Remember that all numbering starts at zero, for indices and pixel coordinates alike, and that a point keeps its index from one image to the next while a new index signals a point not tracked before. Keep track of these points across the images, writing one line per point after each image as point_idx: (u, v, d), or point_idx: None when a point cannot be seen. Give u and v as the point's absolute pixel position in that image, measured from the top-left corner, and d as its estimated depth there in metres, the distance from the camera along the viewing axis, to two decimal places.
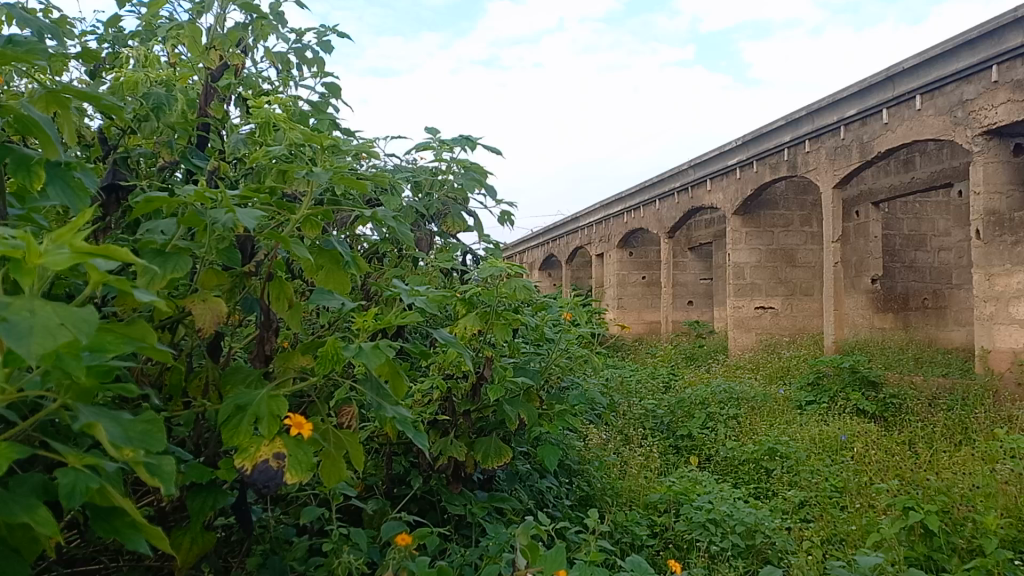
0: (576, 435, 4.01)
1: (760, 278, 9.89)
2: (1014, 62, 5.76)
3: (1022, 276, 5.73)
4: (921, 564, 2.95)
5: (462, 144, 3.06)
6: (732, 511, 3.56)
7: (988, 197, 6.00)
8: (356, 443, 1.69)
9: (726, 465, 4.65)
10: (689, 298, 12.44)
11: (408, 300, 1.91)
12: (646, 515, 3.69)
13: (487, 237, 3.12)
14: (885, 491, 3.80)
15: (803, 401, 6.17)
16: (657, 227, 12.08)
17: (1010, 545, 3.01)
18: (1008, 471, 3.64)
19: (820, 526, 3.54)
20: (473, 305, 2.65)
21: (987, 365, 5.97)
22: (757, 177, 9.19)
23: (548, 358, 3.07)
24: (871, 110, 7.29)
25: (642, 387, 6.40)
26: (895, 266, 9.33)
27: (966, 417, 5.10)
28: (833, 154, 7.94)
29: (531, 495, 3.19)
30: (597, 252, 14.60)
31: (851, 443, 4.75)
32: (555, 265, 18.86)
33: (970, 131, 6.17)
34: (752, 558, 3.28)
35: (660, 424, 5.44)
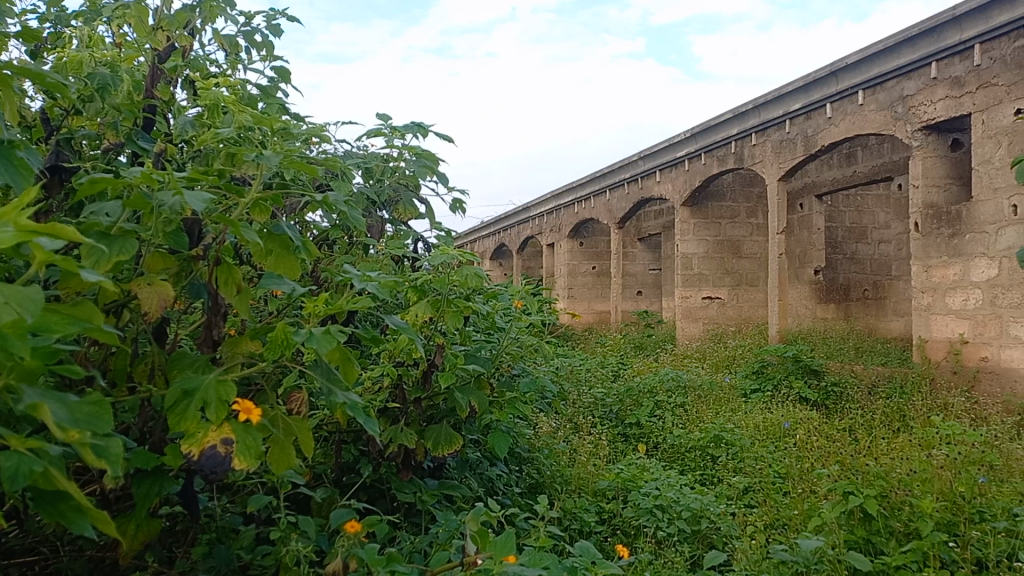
0: (526, 422, 4.03)
1: (707, 269, 10.03)
2: (952, 59, 5.93)
3: (958, 268, 5.89)
4: (861, 547, 3.03)
5: (415, 131, 3.04)
6: (679, 497, 3.62)
7: (926, 190, 6.19)
8: (305, 430, 1.68)
9: (673, 452, 4.72)
10: (638, 288, 12.56)
11: (360, 285, 1.90)
12: (594, 502, 3.73)
13: (439, 224, 3.11)
14: (826, 476, 3.89)
15: (748, 389, 6.29)
16: (607, 217, 12.16)
17: (945, 528, 3.10)
18: (943, 456, 3.74)
19: (764, 511, 3.63)
20: (424, 292, 2.65)
21: (924, 354, 6.16)
22: (705, 169, 9.31)
23: (500, 345, 3.07)
24: (815, 104, 7.44)
25: (592, 376, 6.45)
26: (838, 258, 9.53)
27: (903, 404, 5.26)
28: (778, 147, 8.08)
29: (481, 483, 3.20)
30: (548, 242, 14.64)
31: (794, 430, 4.85)
32: (506, 254, 18.84)
33: (910, 126, 6.34)
34: (698, 542, 3.36)
35: (609, 412, 5.50)
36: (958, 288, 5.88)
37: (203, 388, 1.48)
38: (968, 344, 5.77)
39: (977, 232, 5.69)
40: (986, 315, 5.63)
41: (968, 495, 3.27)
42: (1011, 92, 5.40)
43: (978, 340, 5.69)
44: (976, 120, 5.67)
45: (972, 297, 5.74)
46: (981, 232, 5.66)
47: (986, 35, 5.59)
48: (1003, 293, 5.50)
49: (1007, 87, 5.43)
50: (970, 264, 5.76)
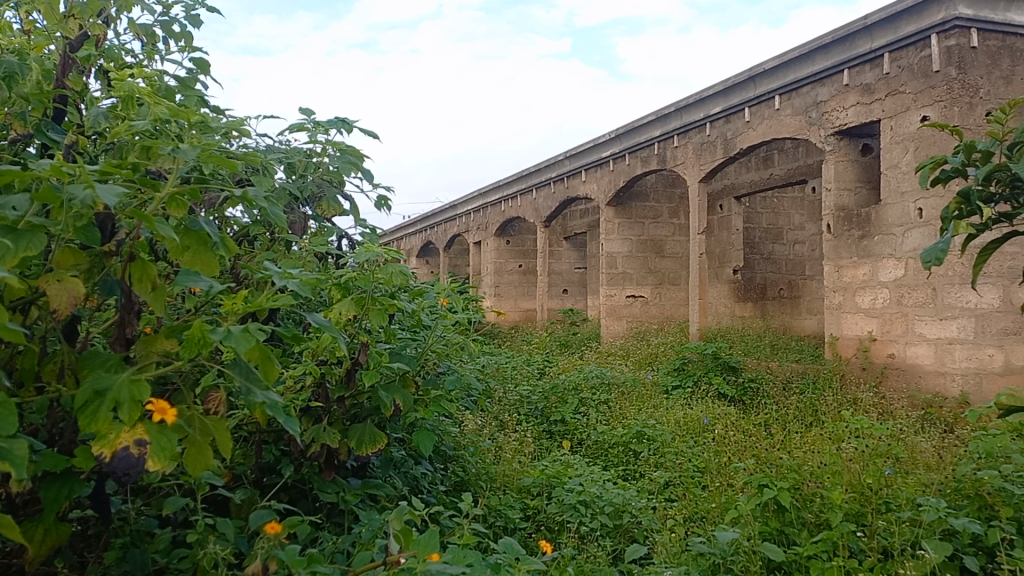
0: (451, 420, 4.01)
1: (631, 268, 10.18)
2: (863, 67, 6.15)
3: (867, 268, 6.13)
4: (774, 538, 3.13)
5: (339, 127, 3.01)
6: (601, 493, 3.68)
7: (838, 193, 6.43)
8: (223, 430, 1.65)
9: (596, 448, 4.80)
10: (563, 287, 12.66)
11: (281, 283, 1.86)
12: (519, 499, 3.76)
13: (363, 221, 3.09)
14: (742, 469, 3.99)
15: (669, 386, 6.42)
16: (533, 216, 12.23)
17: (854, 518, 3.21)
18: (852, 449, 3.86)
19: (683, 504, 3.72)
20: (348, 290, 2.64)
21: (836, 351, 6.38)
22: (629, 169, 9.47)
23: (424, 343, 3.07)
24: (734, 108, 7.64)
25: (517, 373, 6.48)
26: (755, 258, 9.80)
27: (815, 400, 5.44)
28: (699, 149, 8.26)
29: (405, 481, 3.19)
30: (474, 240, 14.62)
31: (713, 425, 4.95)
32: (433, 252, 18.71)
33: (823, 131, 6.56)
34: (619, 537, 3.42)
35: (534, 410, 5.54)
36: (868, 287, 6.11)
37: (116, 387, 1.44)
38: (876, 342, 6.00)
39: (885, 233, 5.93)
40: (893, 314, 5.86)
41: (875, 487, 3.38)
42: (917, 100, 5.65)
43: (886, 338, 5.92)
44: (884, 127, 5.91)
45: (880, 296, 5.98)
46: (888, 234, 5.91)
47: (895, 44, 5.82)
48: (908, 292, 5.73)
49: (914, 95, 5.68)
50: (879, 264, 6.00)
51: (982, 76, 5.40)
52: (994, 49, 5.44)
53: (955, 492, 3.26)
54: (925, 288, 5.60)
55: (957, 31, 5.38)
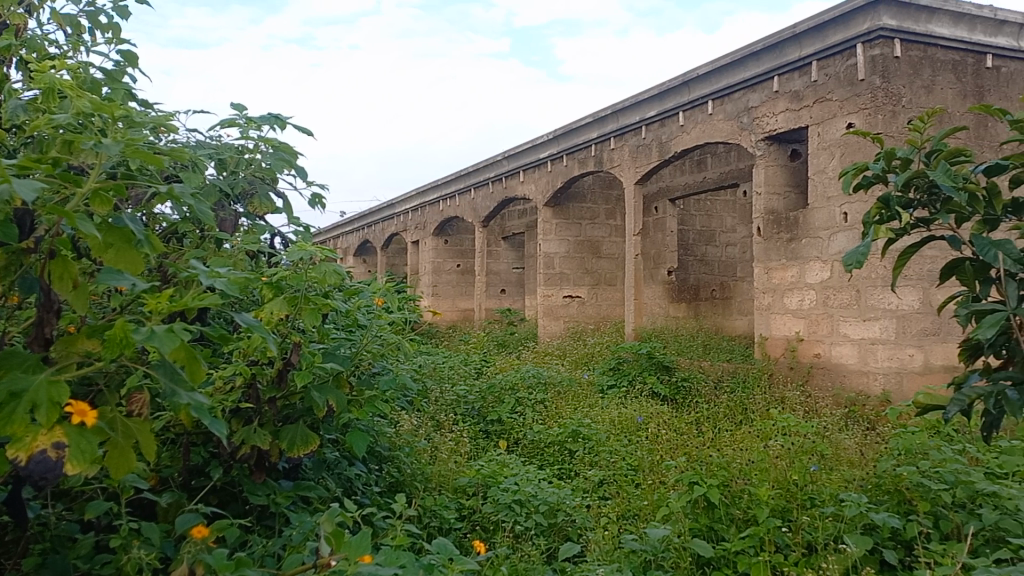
0: (386, 421, 3.97)
1: (569, 269, 10.25)
2: (792, 74, 6.32)
3: (795, 271, 6.29)
4: (704, 535, 3.20)
5: (272, 123, 2.97)
6: (536, 492, 3.70)
7: (768, 197, 6.59)
8: (147, 432, 1.61)
9: (532, 448, 4.82)
10: (501, 287, 12.68)
11: (208, 282, 1.82)
12: (454, 499, 3.76)
13: (297, 219, 3.05)
14: (673, 467, 4.06)
15: (605, 385, 6.49)
16: (472, 216, 12.22)
17: (780, 514, 3.29)
18: (779, 446, 3.96)
19: (616, 502, 3.77)
20: (280, 290, 2.60)
21: (765, 351, 6.53)
22: (567, 170, 9.55)
23: (359, 344, 3.04)
24: (669, 112, 7.76)
25: (454, 372, 6.47)
26: (688, 260, 9.97)
27: (745, 398, 5.56)
28: (635, 152, 8.36)
29: (338, 483, 3.16)
30: (412, 239, 14.54)
31: (646, 424, 5.03)
32: (370, 250, 18.51)
33: (753, 136, 6.71)
34: (553, 535, 3.45)
35: (470, 409, 5.54)
36: (795, 289, 6.27)
37: (33, 388, 1.40)
38: (803, 342, 6.16)
39: (812, 237, 6.10)
40: (819, 314, 6.02)
41: (800, 483, 3.46)
42: (843, 107, 5.82)
43: (812, 338, 6.08)
44: (812, 133, 6.09)
45: (807, 298, 6.14)
46: (815, 237, 6.07)
47: (822, 52, 5.99)
48: (834, 294, 5.90)
49: (840, 102, 5.85)
50: (806, 267, 6.16)
51: (904, 85, 5.58)
52: (916, 59, 5.62)
53: (876, 487, 3.37)
54: (849, 290, 5.77)
55: (881, 41, 5.55)
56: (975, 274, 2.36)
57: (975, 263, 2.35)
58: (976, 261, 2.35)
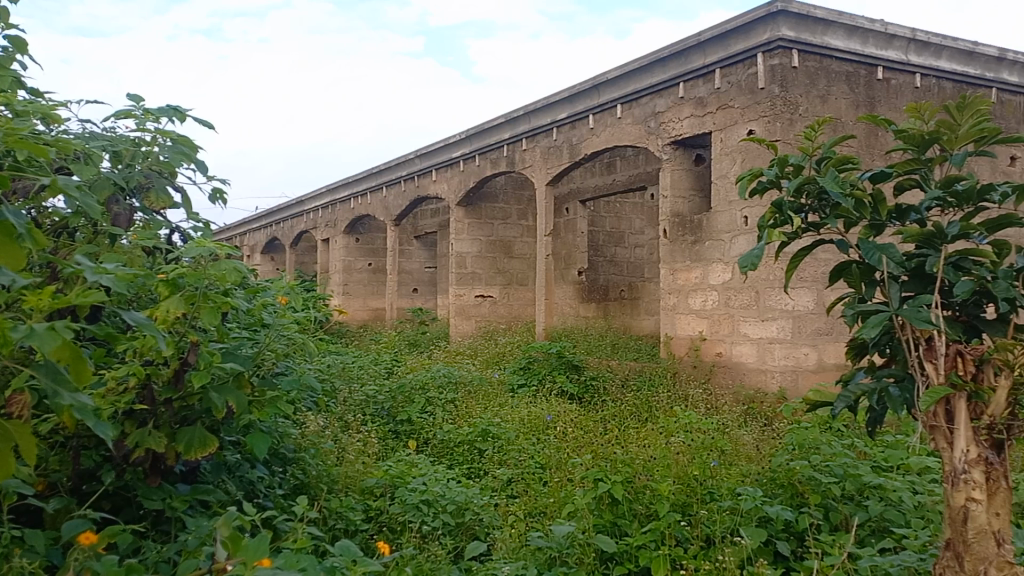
0: (291, 422, 3.89)
1: (481, 268, 10.26)
2: (697, 81, 6.49)
3: (698, 272, 6.46)
4: (608, 530, 3.26)
5: (171, 115, 2.88)
6: (444, 492, 3.69)
7: (674, 200, 6.75)
8: (27, 435, 1.53)
9: (441, 448, 4.81)
10: (413, 286, 12.59)
11: (94, 279, 1.75)
12: (361, 500, 3.71)
13: (196, 215, 2.96)
14: (580, 464, 4.12)
15: (515, 384, 6.52)
16: (383, 214, 12.10)
17: (680, 508, 3.38)
18: (680, 442, 4.06)
19: (524, 500, 3.79)
20: (178, 287, 2.51)
21: (670, 350, 6.69)
22: (479, 170, 9.56)
23: (260, 343, 2.97)
24: (579, 114, 7.86)
25: (364, 372, 6.39)
26: (598, 260, 10.12)
27: (650, 396, 5.69)
28: (546, 153, 8.44)
29: (239, 486, 3.09)
30: (323, 237, 14.30)
31: (555, 422, 5.07)
32: (278, 249, 18.11)
33: (660, 140, 6.86)
34: (461, 535, 3.45)
35: (380, 410, 5.49)
36: (699, 290, 6.44)
37: None
38: (706, 341, 6.33)
39: (715, 239, 6.28)
40: (721, 314, 6.20)
41: (701, 478, 3.56)
42: (744, 114, 6.01)
43: (714, 337, 6.26)
44: (715, 138, 6.27)
45: (710, 298, 6.31)
46: (718, 239, 6.25)
47: (725, 60, 6.18)
48: (735, 295, 6.08)
49: (741, 110, 6.04)
50: (709, 268, 6.33)
51: (801, 94, 5.81)
52: (812, 70, 5.85)
53: (771, 481, 3.48)
54: (749, 291, 5.96)
55: (780, 51, 5.76)
56: (861, 276, 2.47)
57: (862, 266, 2.45)
58: (862, 263, 2.45)
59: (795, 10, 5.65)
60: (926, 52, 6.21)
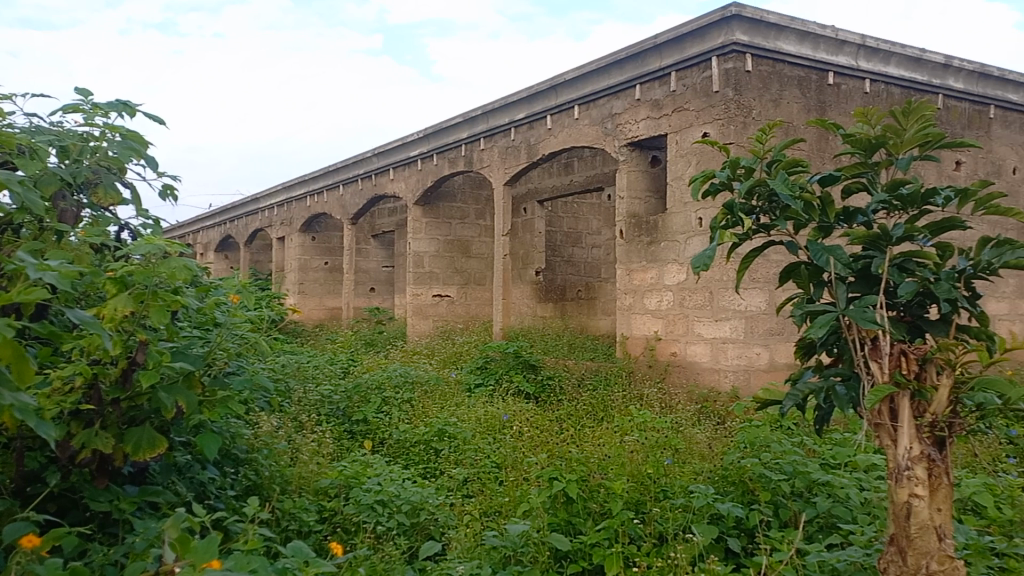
0: (243, 422, 3.84)
1: (438, 268, 10.23)
2: (653, 83, 6.55)
3: (653, 273, 6.52)
4: (563, 529, 3.27)
5: (120, 110, 2.83)
6: (400, 492, 3.66)
7: (630, 201, 6.81)
8: None
9: (397, 448, 4.79)
10: (370, 285, 12.50)
11: (37, 277, 1.71)
12: (315, 501, 3.68)
13: (146, 211, 2.91)
14: (535, 463, 4.13)
15: (472, 384, 6.52)
16: (340, 213, 12.00)
17: (633, 506, 3.41)
18: (634, 441, 4.10)
19: (479, 499, 3.80)
20: (126, 285, 2.46)
21: (626, 350, 6.74)
22: (437, 169, 9.54)
23: (212, 343, 2.92)
24: (537, 115, 7.88)
25: (319, 372, 6.33)
26: (556, 261, 10.16)
27: (606, 396, 5.73)
28: (504, 153, 8.45)
29: (190, 488, 3.05)
30: (278, 235, 14.14)
31: (511, 422, 5.09)
32: (232, 247, 17.86)
33: (617, 142, 6.91)
34: (416, 535, 3.43)
35: (335, 410, 5.45)
36: (654, 290, 6.51)
37: None
38: (661, 340, 6.39)
39: (670, 240, 6.35)
40: (675, 314, 6.27)
41: (655, 476, 3.59)
42: (699, 117, 6.09)
43: (669, 337, 6.33)
44: (671, 140, 6.34)
45: (665, 299, 6.38)
46: (673, 240, 6.32)
47: (681, 63, 6.24)
48: (689, 295, 6.15)
49: (696, 112, 6.12)
50: (664, 269, 6.40)
51: (755, 98, 5.89)
52: (765, 74, 5.94)
53: (723, 478, 3.52)
54: (703, 292, 6.04)
55: (734, 55, 5.84)
56: (810, 277, 2.51)
57: (810, 267, 2.49)
58: (811, 264, 2.49)
59: (749, 15, 5.71)
60: (876, 58, 6.34)
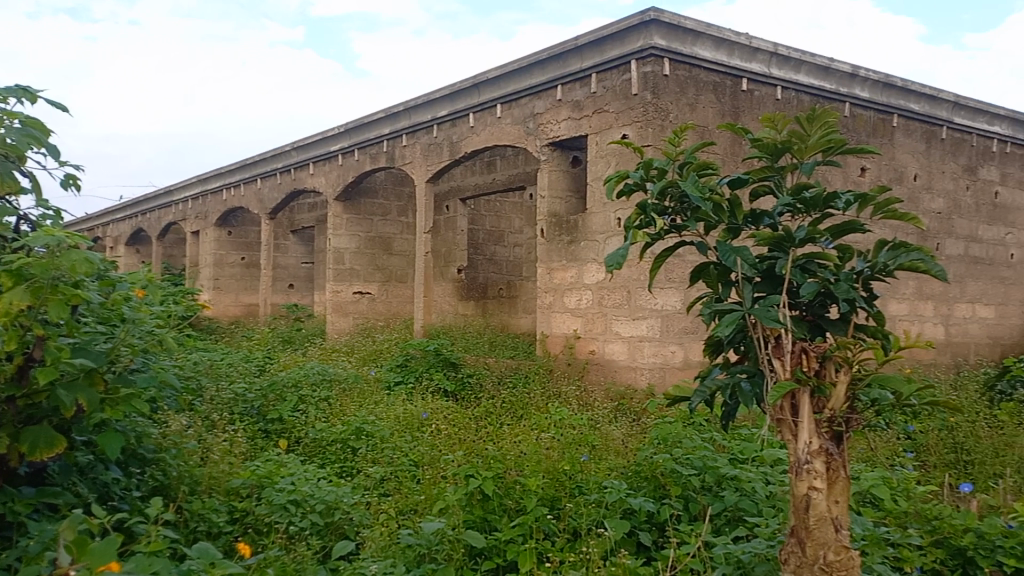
0: (150, 421, 3.72)
1: (359, 264, 10.11)
2: (574, 84, 6.62)
3: (573, 272, 6.59)
4: (478, 526, 3.28)
5: (19, 95, 2.71)
6: (314, 491, 3.59)
7: (551, 201, 6.86)
8: None
9: (313, 447, 4.72)
10: (289, 281, 12.28)
11: None
12: (225, 502, 3.59)
13: (46, 202, 2.80)
14: (452, 461, 4.13)
15: (391, 382, 6.46)
16: (258, 207, 11.74)
17: (548, 502, 3.45)
18: (551, 438, 4.15)
19: (395, 498, 3.77)
20: (23, 278, 2.36)
21: (546, 348, 6.78)
22: (358, 165, 9.43)
23: (116, 339, 2.82)
24: (460, 112, 7.87)
25: (233, 370, 6.17)
26: (478, 259, 10.16)
27: (524, 394, 5.76)
28: (426, 150, 8.42)
29: (92, 488, 2.95)
30: (193, 229, 13.75)
31: (430, 419, 5.07)
32: (144, 241, 17.28)
33: (538, 141, 6.96)
34: (330, 535, 3.38)
35: (249, 408, 5.34)
36: (574, 289, 6.57)
37: None
38: (580, 339, 6.46)
39: (590, 239, 6.42)
40: (594, 313, 6.34)
41: (571, 472, 3.63)
42: (619, 118, 6.18)
43: (588, 335, 6.40)
44: (591, 141, 6.41)
45: (584, 297, 6.45)
46: (593, 240, 6.39)
47: (602, 65, 6.33)
48: (608, 294, 6.24)
49: (616, 114, 6.21)
50: (584, 268, 6.47)
51: (671, 102, 5.99)
52: (682, 79, 6.06)
53: (636, 474, 3.59)
54: (621, 291, 6.13)
55: (653, 59, 5.95)
56: (718, 277, 2.59)
57: (719, 267, 2.56)
58: (719, 264, 2.57)
59: (667, 20, 5.82)
60: (787, 66, 6.54)
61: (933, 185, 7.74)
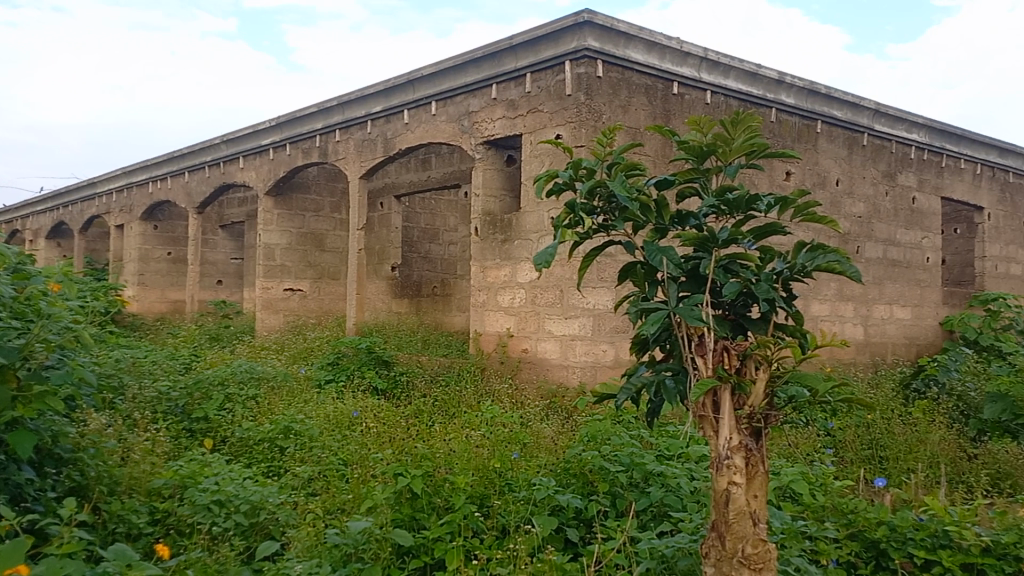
0: (67, 419, 3.60)
1: (291, 261, 9.96)
2: (508, 83, 6.64)
3: (506, 270, 6.61)
4: (405, 524, 3.26)
5: None
6: (239, 491, 3.52)
7: (485, 199, 6.87)
8: None
9: (239, 446, 4.64)
10: (218, 278, 12.02)
11: None
12: (145, 502, 3.50)
13: None
14: (381, 460, 4.12)
15: (322, 380, 6.38)
16: (186, 201, 11.46)
17: (476, 499, 3.45)
18: (481, 436, 4.16)
19: (322, 498, 3.72)
20: None
21: (478, 346, 6.78)
22: (290, 160, 9.29)
23: (29, 334, 2.72)
24: (394, 109, 7.82)
25: (157, 368, 6.01)
26: (412, 257, 10.12)
27: (456, 392, 5.75)
28: (360, 146, 8.34)
29: (3, 489, 2.84)
30: (117, 223, 13.34)
31: (360, 418, 5.03)
32: (65, 234, 16.69)
33: (473, 140, 6.96)
34: (254, 535, 3.32)
35: (173, 407, 5.21)
36: (507, 287, 6.59)
37: None
38: (513, 337, 6.48)
39: (523, 238, 6.45)
40: (527, 312, 6.38)
41: (500, 470, 3.64)
42: (553, 118, 6.23)
43: (520, 334, 6.42)
44: (526, 140, 6.45)
45: (517, 296, 6.47)
46: (526, 239, 6.43)
47: (536, 65, 6.36)
48: (541, 293, 6.27)
49: (550, 114, 6.25)
50: (517, 267, 6.49)
51: (604, 103, 6.06)
52: (614, 81, 6.14)
53: (565, 471, 3.62)
54: (554, 289, 6.17)
55: (586, 60, 6.01)
56: (644, 277, 2.63)
57: (645, 267, 2.61)
58: (645, 264, 2.61)
59: (600, 22, 5.88)
60: (716, 71, 6.68)
61: (855, 190, 8.00)
